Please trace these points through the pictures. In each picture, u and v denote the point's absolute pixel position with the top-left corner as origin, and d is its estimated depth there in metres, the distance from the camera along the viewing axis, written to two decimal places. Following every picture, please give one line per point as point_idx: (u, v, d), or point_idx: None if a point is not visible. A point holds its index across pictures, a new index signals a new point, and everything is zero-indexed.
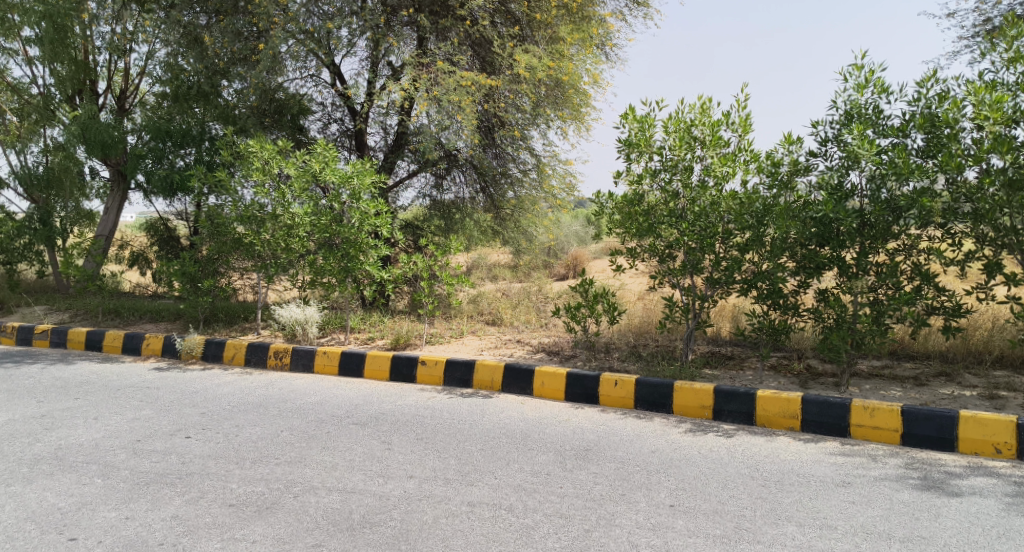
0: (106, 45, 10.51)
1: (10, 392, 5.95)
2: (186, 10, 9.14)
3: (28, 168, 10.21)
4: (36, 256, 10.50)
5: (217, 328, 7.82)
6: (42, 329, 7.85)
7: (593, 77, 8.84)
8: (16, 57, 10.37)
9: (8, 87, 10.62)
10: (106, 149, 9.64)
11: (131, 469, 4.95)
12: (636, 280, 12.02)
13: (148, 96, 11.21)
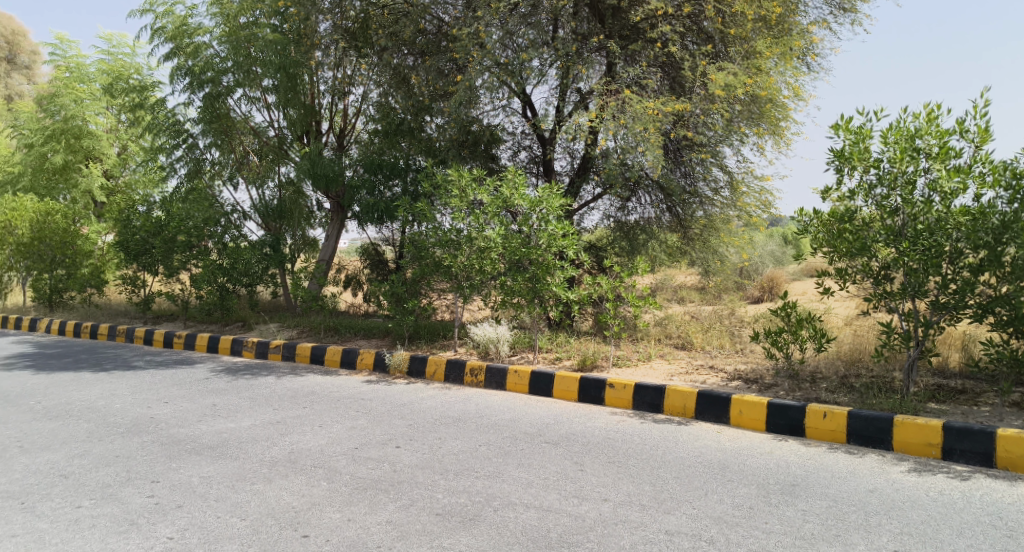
0: (329, 88, 11.64)
1: (252, 400, 6.74)
2: (395, 52, 10.04)
3: (265, 201, 11.52)
4: (273, 280, 11.25)
5: (419, 344, 8.35)
6: (277, 344, 8.84)
7: (796, 90, 8.43)
8: (257, 104, 11.85)
9: (251, 131, 12.01)
10: (328, 183, 10.73)
11: (351, 474, 5.40)
12: (842, 305, 11.23)
13: (362, 133, 12.37)
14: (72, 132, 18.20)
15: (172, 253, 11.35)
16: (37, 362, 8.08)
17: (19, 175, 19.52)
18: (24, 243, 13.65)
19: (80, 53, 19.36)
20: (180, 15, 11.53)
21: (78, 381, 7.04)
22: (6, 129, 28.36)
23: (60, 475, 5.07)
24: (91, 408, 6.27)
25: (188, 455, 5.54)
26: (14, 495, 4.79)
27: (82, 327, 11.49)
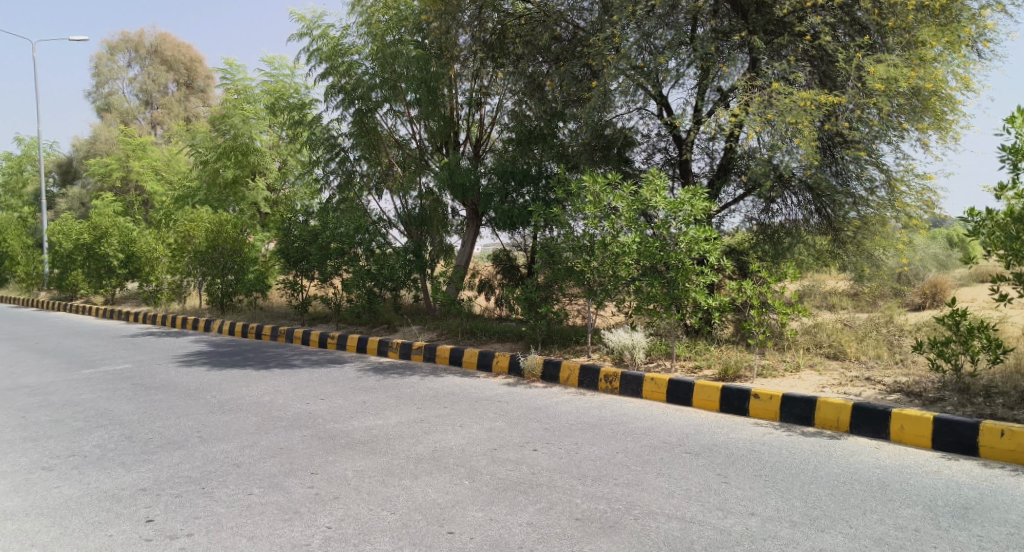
0: (467, 100, 12.12)
1: (398, 398, 7.06)
2: (530, 60, 10.47)
3: (408, 210, 12.10)
4: (414, 284, 11.80)
5: (553, 349, 8.43)
6: (418, 345, 9.20)
7: (965, 81, 7.87)
8: (402, 117, 12.39)
9: (395, 144, 12.63)
10: (465, 192, 11.09)
11: (492, 475, 5.51)
12: (1022, 314, 10.16)
13: (497, 142, 12.72)
14: (240, 149, 19.76)
15: (326, 260, 11.88)
16: (211, 360, 8.87)
17: (197, 190, 21.53)
18: (200, 251, 15.09)
19: (247, 76, 21.05)
20: (334, 37, 12.22)
21: (246, 377, 7.67)
22: (185, 148, 31.33)
23: (232, 463, 5.53)
24: (258, 402, 6.80)
25: (342, 449, 5.87)
26: (195, 480, 5.27)
27: (248, 328, 12.52)
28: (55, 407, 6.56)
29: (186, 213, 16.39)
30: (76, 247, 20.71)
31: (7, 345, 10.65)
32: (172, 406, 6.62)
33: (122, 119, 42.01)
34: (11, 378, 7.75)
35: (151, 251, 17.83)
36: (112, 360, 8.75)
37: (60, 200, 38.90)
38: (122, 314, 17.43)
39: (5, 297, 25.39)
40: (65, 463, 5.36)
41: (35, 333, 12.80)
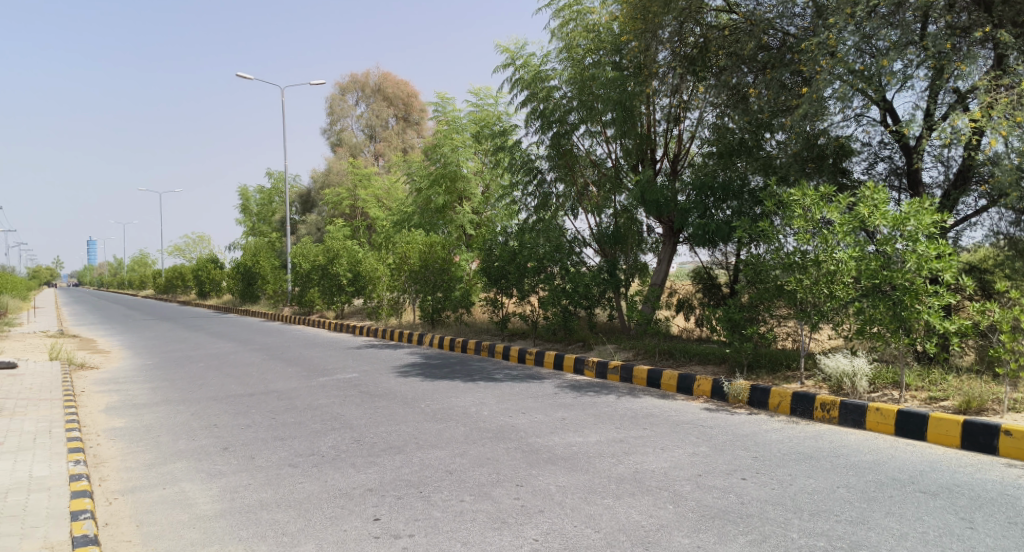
0: (665, 117, 12.11)
1: (598, 416, 7.12)
2: (735, 71, 10.39)
3: (603, 228, 12.29)
4: (608, 300, 11.93)
5: (760, 374, 8.05)
6: (615, 364, 9.25)
7: None
8: (598, 138, 12.62)
9: (591, 163, 12.88)
10: (661, 208, 11.02)
11: (697, 501, 5.29)
12: None
13: (696, 156, 12.50)
14: (448, 175, 21.20)
15: (523, 279, 12.49)
16: (424, 372, 9.53)
17: (411, 215, 23.42)
18: (414, 270, 16.43)
19: (455, 108, 22.65)
20: (535, 65, 12.69)
21: (455, 389, 8.15)
22: (401, 176, 34.20)
23: (445, 471, 5.85)
24: (467, 413, 7.18)
25: (544, 464, 5.99)
26: (413, 484, 5.63)
27: (456, 343, 13.40)
28: (297, 409, 7.40)
29: (403, 236, 17.91)
30: (313, 266, 23.44)
31: (260, 353, 12.26)
32: (392, 413, 7.18)
33: (346, 152, 46.68)
34: (265, 383, 8.89)
35: (373, 270, 19.63)
36: (342, 369, 9.71)
37: (296, 225, 44.19)
38: (350, 327, 19.39)
39: (257, 311, 29.31)
40: (306, 461, 5.99)
41: (280, 343, 14.62)
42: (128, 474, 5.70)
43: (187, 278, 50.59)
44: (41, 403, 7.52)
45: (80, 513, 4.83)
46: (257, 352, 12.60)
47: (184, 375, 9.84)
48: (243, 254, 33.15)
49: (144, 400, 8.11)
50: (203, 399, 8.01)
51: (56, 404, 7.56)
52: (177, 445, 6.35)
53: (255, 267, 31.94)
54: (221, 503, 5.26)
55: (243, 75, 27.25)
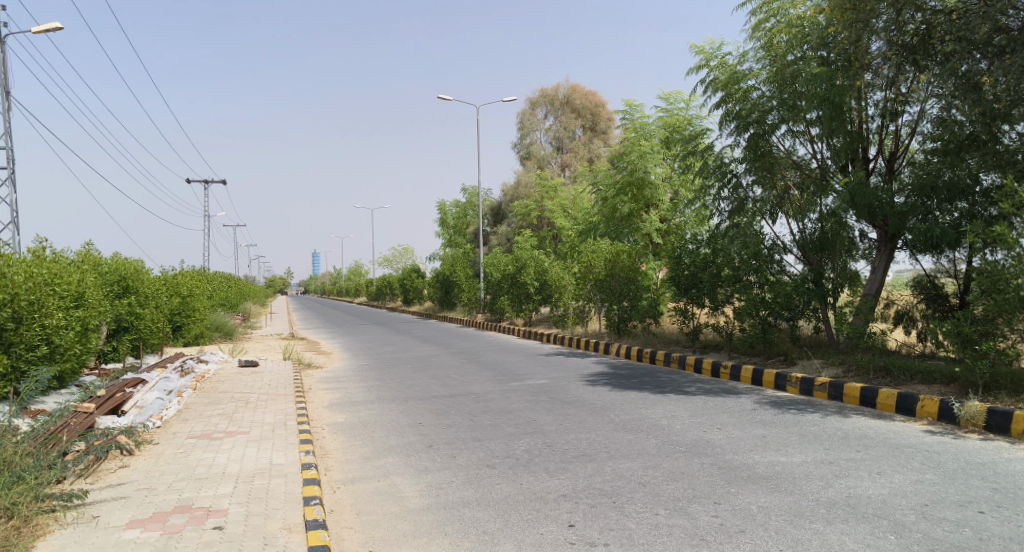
0: (878, 112, 11.19)
1: (803, 435, 6.73)
2: (964, 58, 9.53)
3: (807, 234, 11.78)
4: (814, 314, 11.35)
5: (998, 395, 7.14)
6: (821, 381, 8.73)
7: None
8: (801, 137, 12.14)
9: (794, 164, 12.23)
10: (873, 211, 10.51)
11: (924, 533, 4.73)
12: None
13: (917, 154, 11.37)
14: (636, 183, 21.19)
15: (717, 287, 12.38)
16: (613, 382, 9.55)
17: (597, 223, 23.71)
18: (600, 278, 16.66)
19: (644, 115, 22.71)
20: (731, 65, 12.60)
21: (648, 401, 8.10)
22: (587, 186, 34.86)
23: (639, 483, 5.76)
24: (659, 425, 7.09)
25: (744, 482, 5.69)
26: (607, 494, 5.59)
27: (644, 353, 13.36)
28: (493, 412, 7.72)
29: (589, 246, 18.22)
30: (504, 275, 24.55)
31: (457, 357, 12.99)
32: (583, 421, 7.27)
33: (534, 165, 48.63)
34: (462, 385, 9.40)
35: (560, 278, 20.09)
36: (533, 375, 10.00)
37: (488, 236, 46.46)
38: (539, 334, 20.02)
39: (453, 317, 31.24)
40: (503, 463, 6.21)
41: (475, 348, 15.43)
42: (348, 465, 6.24)
43: (392, 286, 55.13)
44: (278, 397, 8.52)
45: (310, 499, 5.36)
46: (455, 356, 13.37)
47: (392, 375, 10.68)
48: (441, 265, 35.56)
49: (358, 398, 8.88)
50: (410, 399, 8.62)
51: (289, 399, 8.51)
52: (388, 441, 6.86)
53: (452, 276, 34.08)
54: (428, 498, 5.59)
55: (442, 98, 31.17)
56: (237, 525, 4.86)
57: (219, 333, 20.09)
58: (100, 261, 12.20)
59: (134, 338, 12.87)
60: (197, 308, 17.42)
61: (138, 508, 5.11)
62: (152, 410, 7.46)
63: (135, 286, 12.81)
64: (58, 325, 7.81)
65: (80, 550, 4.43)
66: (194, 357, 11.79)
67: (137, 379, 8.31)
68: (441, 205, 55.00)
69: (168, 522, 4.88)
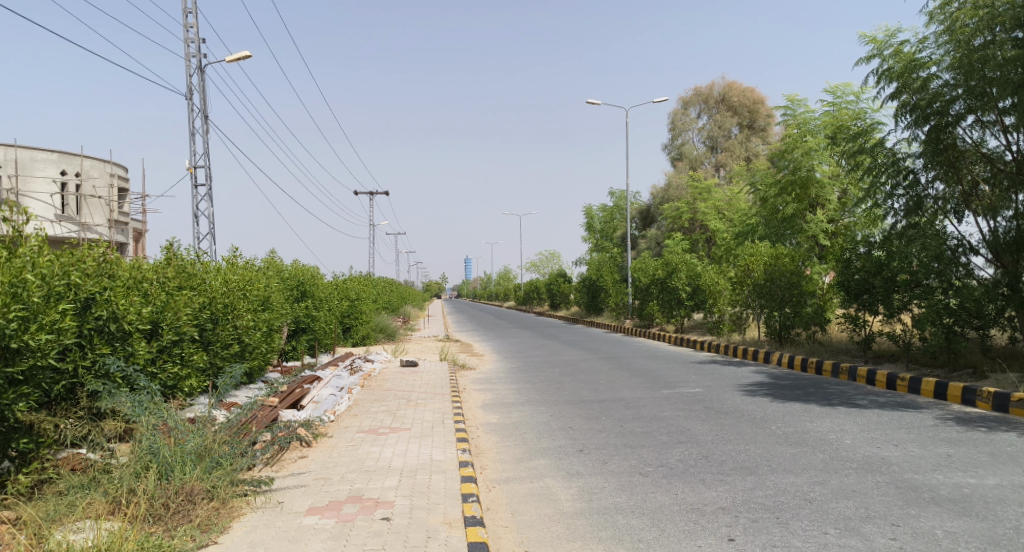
0: None
1: (996, 456, 6.09)
2: None
3: (997, 235, 10.88)
4: (1008, 322, 10.53)
5: None
6: (1019, 397, 7.82)
7: None
8: (992, 127, 11.05)
9: (983, 157, 11.18)
10: None
11: None
12: None
13: None
14: (799, 181, 20.15)
15: (893, 293, 11.62)
16: (772, 393, 9.11)
17: (756, 225, 22.79)
18: (759, 283, 16.12)
19: (808, 109, 21.67)
20: (908, 52, 11.75)
21: (813, 413, 7.70)
22: (745, 187, 33.85)
23: (805, 499, 5.39)
24: (826, 440, 6.68)
25: (926, 504, 5.18)
26: (769, 508, 5.26)
27: (808, 363, 12.73)
28: (644, 420, 7.64)
29: (746, 249, 17.66)
30: (654, 280, 24.23)
31: (607, 363, 12.96)
32: (741, 432, 7.02)
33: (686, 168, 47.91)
34: (614, 391, 9.37)
35: (715, 283, 19.60)
36: (685, 383, 9.77)
37: (637, 240, 46.00)
38: (692, 341, 19.54)
39: (602, 322, 31.28)
40: (657, 471, 6.08)
41: (625, 354, 15.35)
42: (503, 466, 6.39)
43: (539, 290, 56.00)
44: (436, 396, 8.92)
45: (468, 496, 5.51)
46: (604, 361, 13.33)
47: (543, 379, 10.82)
48: (589, 269, 35.81)
49: (512, 400, 9.10)
50: (561, 403, 8.71)
51: (447, 399, 8.88)
52: (541, 443, 6.96)
53: (599, 280, 34.09)
54: (581, 502, 5.54)
55: (591, 103, 30.94)
56: (402, 517, 5.10)
57: (382, 335, 21.41)
58: (282, 267, 13.38)
59: (310, 338, 13.97)
60: (363, 311, 18.66)
61: (315, 496, 5.51)
62: (326, 405, 8.08)
63: (311, 290, 13.94)
64: (247, 326, 8.71)
65: (268, 532, 4.86)
66: (361, 356, 12.61)
67: (312, 377, 9.05)
68: (586, 211, 55.20)
69: (341, 510, 5.22)
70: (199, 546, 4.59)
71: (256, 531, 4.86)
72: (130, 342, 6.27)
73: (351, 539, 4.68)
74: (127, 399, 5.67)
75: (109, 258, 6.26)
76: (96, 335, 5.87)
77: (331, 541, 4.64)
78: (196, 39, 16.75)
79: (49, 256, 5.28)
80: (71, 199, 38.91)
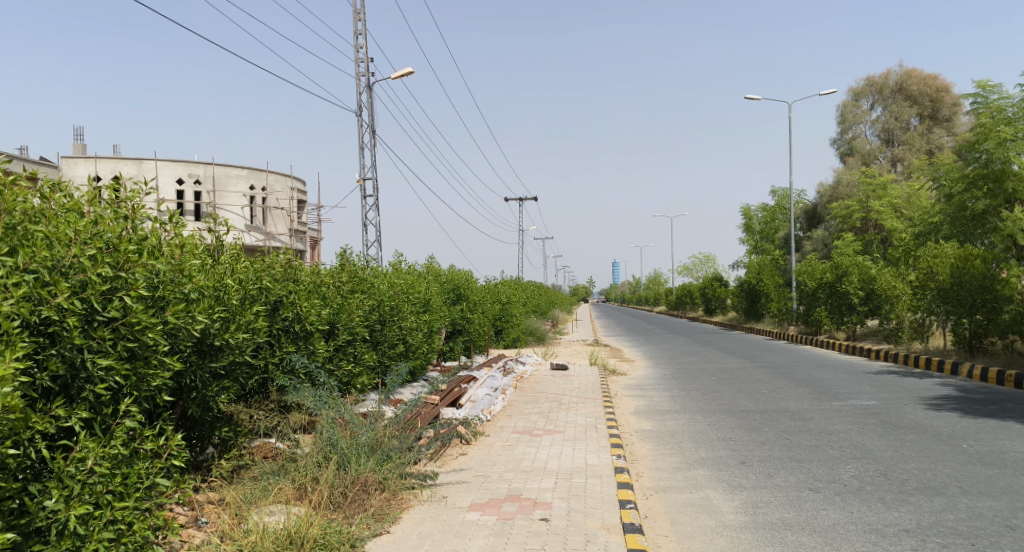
0: None
1: None
2: None
3: None
4: None
5: None
6: None
7: None
8: None
9: None
10: None
11: None
12: None
13: None
14: (993, 174, 18.34)
15: None
16: (962, 408, 8.33)
17: (940, 223, 20.97)
18: (944, 287, 14.92)
19: (1004, 95, 19.72)
20: None
21: (1010, 431, 6.96)
22: (928, 183, 31.45)
23: (1006, 525, 4.83)
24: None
25: None
26: (962, 533, 4.76)
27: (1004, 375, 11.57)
28: (812, 432, 7.25)
29: (928, 250, 16.37)
30: (822, 284, 22.98)
31: (768, 371, 12.45)
32: (924, 449, 6.48)
33: (858, 163, 44.90)
34: (777, 401, 8.98)
35: (893, 288, 18.29)
36: (858, 395, 9.18)
37: (800, 241, 43.75)
38: (865, 350, 18.33)
39: (763, 328, 30.06)
40: (829, 487, 5.72)
41: (787, 363, 14.67)
42: (660, 474, 6.28)
43: (693, 294, 54.62)
44: (588, 401, 9.00)
45: (626, 502, 5.44)
46: (765, 369, 12.79)
47: (699, 386, 10.56)
48: (746, 273, 34.62)
49: (666, 407, 8.97)
50: (719, 412, 8.47)
51: (599, 403, 8.92)
52: (698, 453, 6.79)
53: (760, 284, 32.83)
54: (745, 515, 5.26)
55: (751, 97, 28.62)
56: (561, 519, 5.13)
57: (534, 337, 21.83)
58: (440, 270, 14.01)
59: (466, 340, 14.55)
60: (514, 314, 19.14)
61: (477, 493, 5.70)
62: (483, 404, 8.38)
63: (466, 293, 14.49)
64: (410, 327, 9.23)
65: (435, 524, 5.08)
66: (514, 359, 12.98)
67: (470, 377, 9.45)
68: (745, 211, 53.61)
69: (501, 508, 5.35)
70: (373, 534, 4.89)
71: (424, 523, 5.10)
72: (312, 341, 6.86)
73: (513, 537, 4.78)
74: (309, 394, 6.21)
75: (294, 264, 6.92)
76: (283, 334, 6.49)
77: (494, 538, 4.76)
78: (365, 58, 17.95)
79: (245, 262, 5.96)
80: (256, 210, 43.06)
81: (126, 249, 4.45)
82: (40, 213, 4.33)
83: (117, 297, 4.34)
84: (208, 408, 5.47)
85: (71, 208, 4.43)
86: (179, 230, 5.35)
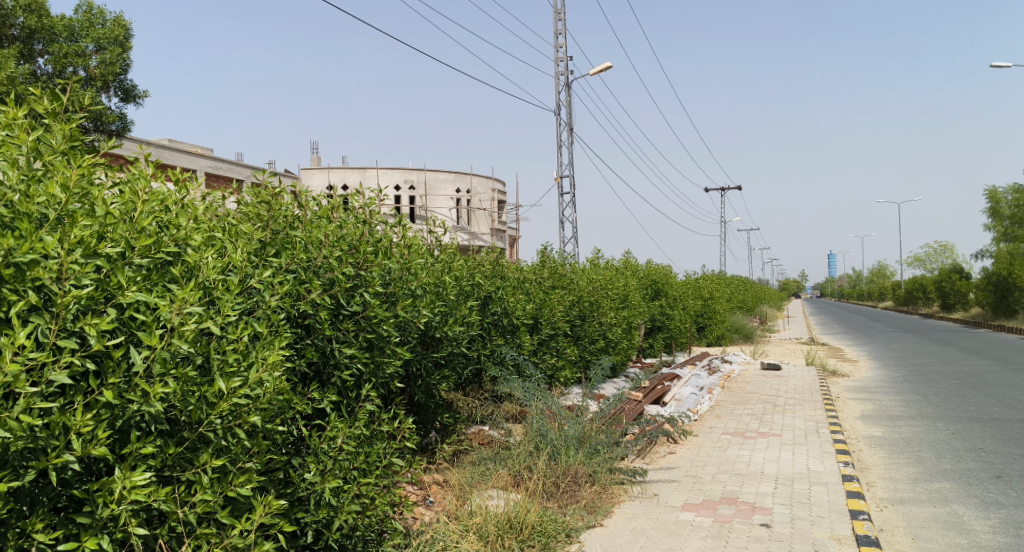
0: None
1: None
2: None
3: None
4: None
5: None
6: None
7: None
8: None
9: None
10: None
11: None
12: None
13: None
14: None
15: None
16: None
17: None
18: None
19: None
20: None
21: None
22: None
23: None
24: None
25: None
26: None
27: None
28: None
29: None
30: None
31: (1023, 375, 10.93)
32: None
33: None
34: None
35: None
36: None
37: None
38: None
39: (1018, 326, 26.39)
40: None
41: None
42: (896, 484, 5.74)
43: (926, 289, 49.30)
44: (805, 403, 8.53)
45: (858, 514, 5.03)
46: (1018, 373, 11.23)
47: (936, 391, 9.55)
48: (995, 263, 30.60)
49: (897, 412, 8.21)
50: (962, 420, 7.60)
51: (819, 407, 8.41)
52: (941, 464, 6.14)
53: (1012, 276, 28.90)
54: (1006, 536, 4.64)
55: None
56: (784, 525, 4.85)
57: (741, 335, 21.06)
58: (637, 267, 13.98)
59: (668, 336, 14.38)
60: (718, 310, 18.58)
61: (689, 492, 5.59)
62: (688, 404, 8.27)
63: (665, 289, 14.32)
64: (611, 323, 9.34)
65: (648, 522, 5.04)
66: (719, 357, 12.64)
67: (673, 374, 9.37)
68: (993, 193, 47.38)
69: (718, 511, 5.18)
70: (587, 526, 4.97)
71: (636, 519, 5.09)
72: (519, 334, 7.22)
73: (732, 540, 4.62)
74: (518, 385, 6.49)
75: (502, 261, 7.28)
76: (493, 328, 6.85)
77: (712, 540, 4.63)
78: (564, 57, 18.24)
79: (460, 260, 6.35)
80: (462, 212, 45.72)
81: (365, 249, 4.88)
82: (299, 221, 4.89)
83: (358, 293, 4.77)
84: (432, 395, 5.89)
85: (321, 214, 4.97)
86: (406, 232, 5.81)
